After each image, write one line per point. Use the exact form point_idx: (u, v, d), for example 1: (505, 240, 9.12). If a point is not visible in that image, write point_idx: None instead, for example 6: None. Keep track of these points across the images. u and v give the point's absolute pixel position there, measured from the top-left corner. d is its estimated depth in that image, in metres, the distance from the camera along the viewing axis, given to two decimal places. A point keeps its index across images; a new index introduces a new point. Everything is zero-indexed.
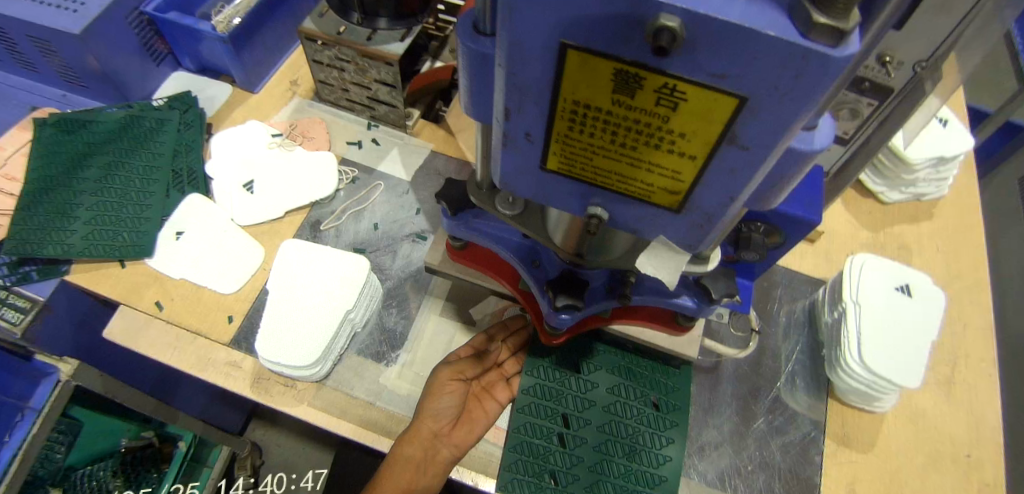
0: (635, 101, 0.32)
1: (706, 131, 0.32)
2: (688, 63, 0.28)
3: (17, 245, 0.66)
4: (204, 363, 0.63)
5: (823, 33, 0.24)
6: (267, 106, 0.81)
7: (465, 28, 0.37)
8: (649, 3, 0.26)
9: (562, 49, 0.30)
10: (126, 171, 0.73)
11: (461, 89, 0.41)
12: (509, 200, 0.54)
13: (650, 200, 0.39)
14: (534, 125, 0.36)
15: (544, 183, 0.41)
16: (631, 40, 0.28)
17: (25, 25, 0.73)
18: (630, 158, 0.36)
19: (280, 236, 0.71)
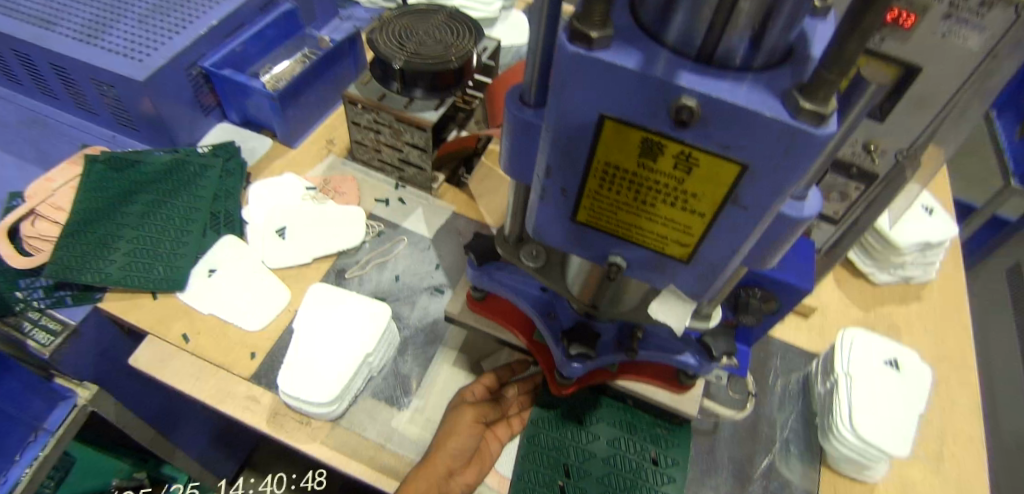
0: (656, 164, 0.37)
1: (714, 192, 0.37)
2: (700, 136, 0.34)
3: (57, 269, 0.72)
4: (224, 396, 0.67)
5: (808, 115, 0.30)
6: (303, 162, 0.88)
7: (514, 100, 0.44)
8: (673, 85, 0.32)
9: (600, 119, 0.36)
10: (167, 209, 0.79)
11: (503, 150, 0.47)
12: (533, 254, 0.58)
13: (663, 252, 0.44)
14: (569, 182, 0.42)
15: (572, 234, 0.46)
16: (657, 114, 0.34)
17: (93, 70, 0.80)
18: (648, 213, 0.41)
19: (306, 280, 0.76)
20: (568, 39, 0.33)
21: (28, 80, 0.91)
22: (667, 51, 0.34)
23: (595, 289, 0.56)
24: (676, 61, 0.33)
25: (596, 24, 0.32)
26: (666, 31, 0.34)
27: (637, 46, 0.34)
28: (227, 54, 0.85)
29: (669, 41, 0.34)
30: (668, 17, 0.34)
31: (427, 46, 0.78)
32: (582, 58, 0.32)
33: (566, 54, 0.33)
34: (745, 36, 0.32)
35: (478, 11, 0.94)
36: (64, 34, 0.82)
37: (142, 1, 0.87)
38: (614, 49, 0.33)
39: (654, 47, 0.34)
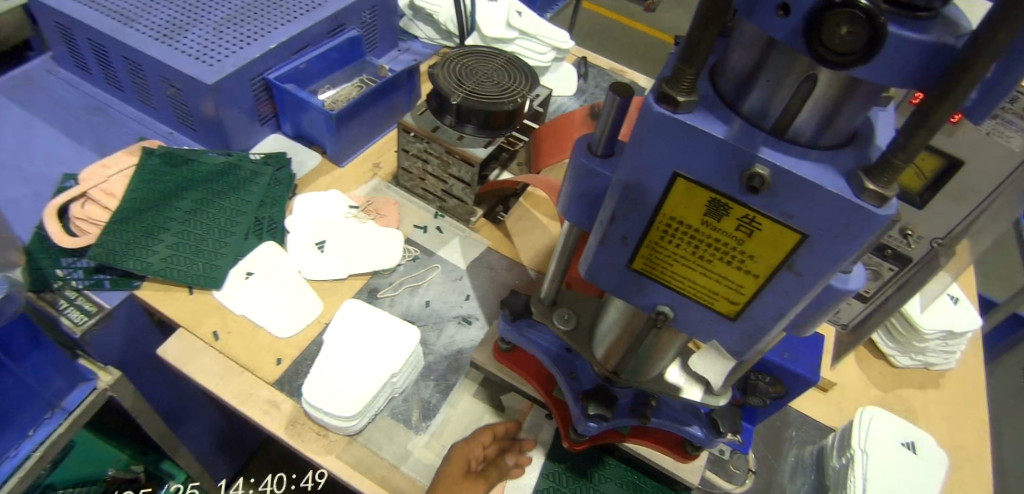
0: (719, 223, 0.39)
1: (772, 256, 0.38)
2: (767, 202, 0.35)
3: (103, 253, 0.75)
4: (246, 397, 0.69)
5: (871, 196, 0.32)
6: (349, 181, 0.91)
7: (582, 149, 0.49)
8: (750, 153, 0.34)
9: (673, 177, 0.38)
10: (214, 209, 0.82)
11: (563, 193, 0.51)
12: (564, 317, 0.63)
13: (711, 307, 0.45)
14: (631, 230, 0.43)
15: (625, 281, 0.48)
16: (729, 178, 0.36)
17: (165, 68, 0.83)
18: (703, 269, 0.43)
19: (339, 294, 0.78)
20: (656, 99, 0.35)
21: (98, 71, 0.96)
22: (741, 120, 0.36)
23: (622, 354, 0.58)
24: (748, 131, 0.35)
25: (684, 89, 0.34)
26: (741, 101, 0.36)
27: (713, 112, 0.36)
28: (291, 70, 0.88)
29: (744, 111, 0.36)
30: (745, 89, 0.36)
31: (484, 87, 0.82)
32: (667, 119, 0.35)
33: (652, 113, 0.35)
34: (815, 118, 0.34)
35: (532, 58, 0.98)
36: (141, 31, 0.86)
37: (218, 9, 0.91)
38: (697, 113, 0.36)
39: (729, 114, 0.36)
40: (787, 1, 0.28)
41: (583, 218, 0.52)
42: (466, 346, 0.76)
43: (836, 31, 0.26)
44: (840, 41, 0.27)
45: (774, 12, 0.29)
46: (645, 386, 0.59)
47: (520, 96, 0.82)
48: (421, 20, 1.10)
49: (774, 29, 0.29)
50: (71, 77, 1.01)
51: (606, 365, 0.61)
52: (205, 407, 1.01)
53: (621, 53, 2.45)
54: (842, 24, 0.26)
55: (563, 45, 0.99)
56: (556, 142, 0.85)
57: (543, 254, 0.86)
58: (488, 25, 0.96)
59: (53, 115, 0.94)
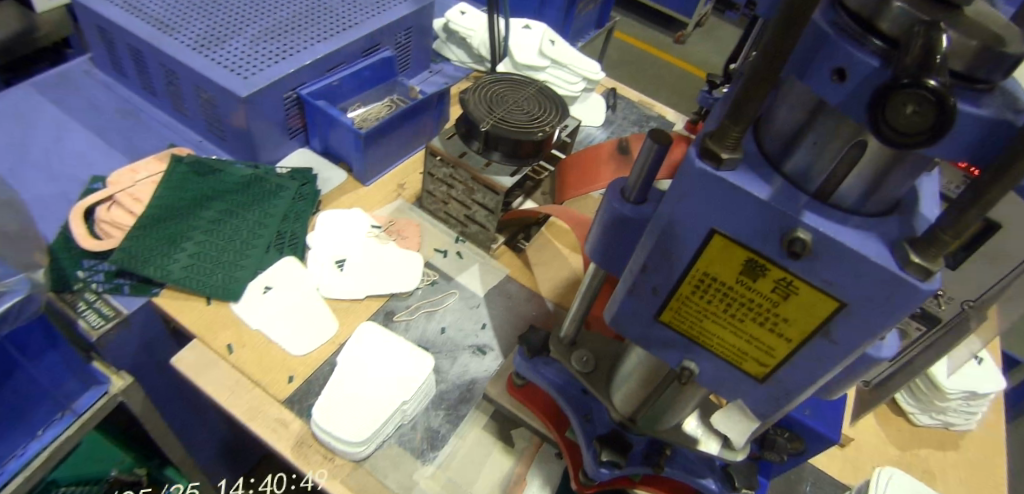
0: (754, 284, 0.37)
1: (807, 322, 0.37)
2: (805, 268, 0.34)
3: (125, 258, 0.76)
4: (255, 414, 0.68)
5: (917, 269, 0.30)
6: (372, 200, 0.91)
7: (614, 193, 0.48)
8: (792, 216, 0.33)
9: (709, 233, 0.37)
10: (238, 221, 0.83)
11: (592, 236, 0.51)
12: (582, 359, 0.63)
13: (738, 365, 0.44)
14: (662, 281, 0.42)
15: (650, 331, 0.46)
16: (768, 239, 0.34)
17: (199, 77, 0.84)
18: (733, 327, 0.41)
19: (355, 314, 0.78)
20: (698, 153, 0.34)
21: (134, 76, 0.97)
22: (782, 180, 0.35)
23: (639, 402, 0.57)
24: (790, 191, 0.34)
25: (728, 146, 0.33)
26: (786, 160, 0.35)
27: (756, 170, 0.35)
28: (324, 87, 0.89)
29: (787, 170, 0.35)
30: (789, 149, 0.35)
31: (513, 115, 0.82)
32: (708, 175, 0.34)
33: (694, 168, 0.34)
34: (861, 184, 0.33)
35: (562, 88, 0.98)
36: (180, 40, 0.88)
37: (256, 22, 0.92)
38: (740, 171, 0.34)
39: (770, 173, 0.35)
40: (843, 68, 0.27)
41: (610, 262, 0.51)
42: (479, 377, 0.75)
43: (901, 110, 0.23)
44: (908, 119, 0.23)
45: (828, 76, 0.28)
46: (661, 436, 0.58)
47: (548, 125, 0.81)
48: (454, 43, 1.11)
49: (828, 94, 0.28)
50: (108, 80, 1.03)
51: (624, 412, 0.59)
52: (212, 417, 1.01)
53: (647, 83, 2.46)
54: (908, 102, 0.22)
55: (594, 76, 0.98)
56: (584, 174, 0.82)
57: (561, 287, 0.85)
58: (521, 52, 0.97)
59: (87, 117, 0.96)
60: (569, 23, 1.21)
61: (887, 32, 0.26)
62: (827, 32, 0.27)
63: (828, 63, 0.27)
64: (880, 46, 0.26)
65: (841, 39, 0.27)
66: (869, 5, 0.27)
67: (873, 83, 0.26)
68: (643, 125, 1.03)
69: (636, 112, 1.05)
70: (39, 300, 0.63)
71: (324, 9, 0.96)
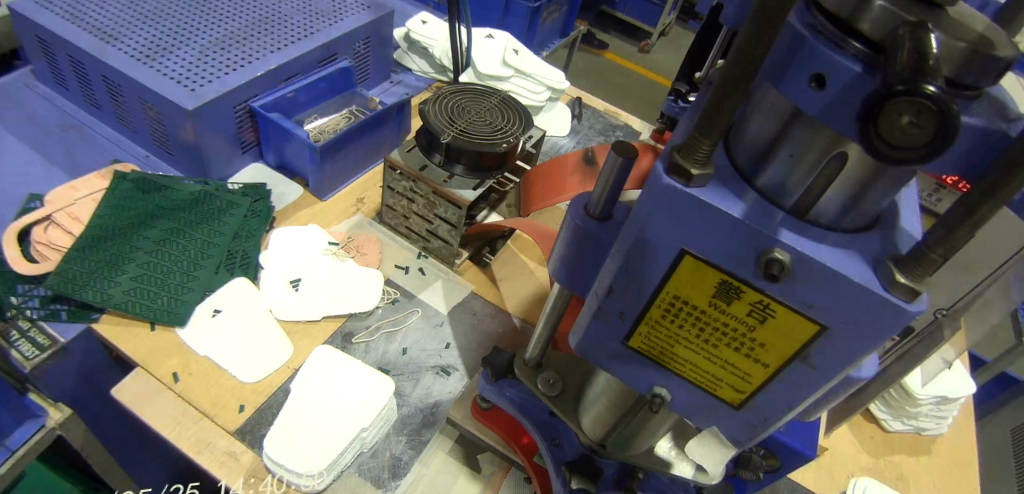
0: (729, 307, 0.35)
1: (785, 346, 0.35)
2: (785, 289, 0.32)
3: (59, 282, 0.71)
4: (202, 446, 0.64)
5: (902, 290, 0.28)
6: (330, 216, 0.88)
7: (578, 210, 0.46)
8: (768, 235, 0.31)
9: (680, 253, 0.34)
10: (186, 240, 0.78)
11: (556, 255, 0.49)
12: (549, 381, 0.60)
13: (713, 392, 0.42)
14: (629, 305, 0.40)
15: (620, 356, 0.44)
16: (743, 260, 0.32)
17: (144, 90, 0.80)
18: (707, 353, 0.39)
19: (312, 337, 0.74)
20: (665, 170, 0.32)
21: (76, 89, 0.92)
22: (755, 194, 0.33)
23: (609, 425, 0.55)
24: (764, 207, 0.32)
25: (698, 161, 0.31)
26: (758, 174, 0.33)
27: (730, 185, 0.33)
28: (279, 98, 0.85)
29: (761, 185, 0.33)
30: (762, 161, 0.33)
31: (476, 127, 0.79)
32: (677, 192, 0.31)
33: (661, 185, 0.32)
34: (839, 198, 0.31)
35: (525, 97, 0.95)
36: (122, 50, 0.83)
37: (207, 32, 0.88)
38: (711, 188, 0.32)
39: (742, 187, 0.33)
40: (822, 74, 0.25)
41: (576, 280, 0.50)
42: (444, 399, 0.72)
43: (895, 121, 0.20)
44: (903, 132, 0.20)
45: (806, 83, 0.26)
46: (632, 460, 0.56)
47: (512, 137, 0.79)
48: (416, 53, 1.09)
49: (806, 102, 0.26)
50: (48, 92, 0.97)
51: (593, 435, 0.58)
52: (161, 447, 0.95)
53: (612, 92, 2.47)
54: (903, 111, 0.19)
55: (558, 85, 0.96)
56: (549, 186, 0.78)
57: (529, 302, 0.82)
58: (484, 62, 0.94)
59: (24, 131, 0.90)
60: (532, 33, 1.19)
61: (868, 34, 0.25)
62: (804, 35, 0.25)
63: (807, 68, 0.26)
64: (860, 50, 0.25)
65: (820, 42, 0.25)
66: (846, 6, 0.25)
67: (855, 90, 0.24)
68: (609, 135, 1.01)
69: (601, 121, 1.03)
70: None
71: (279, 19, 0.93)
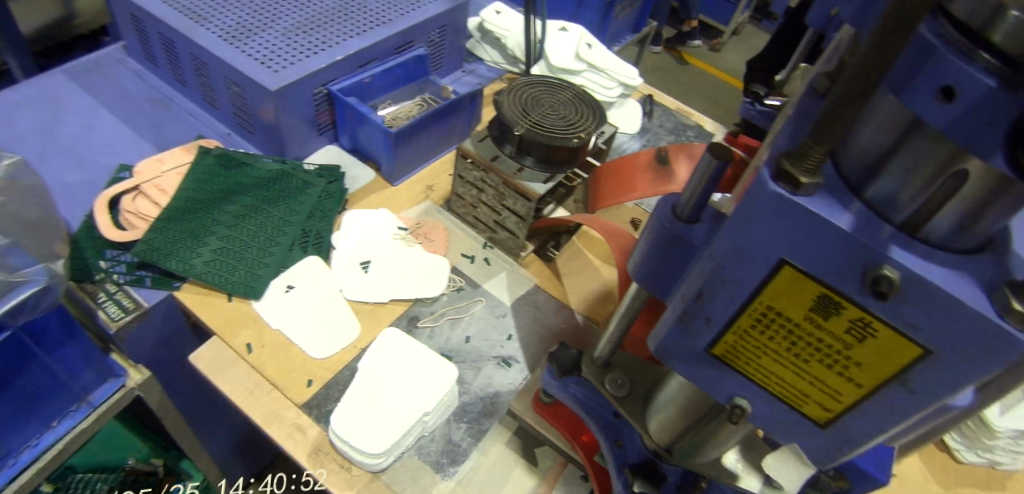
0: (826, 322, 0.32)
1: (881, 367, 0.31)
2: (891, 308, 0.29)
3: (146, 251, 0.75)
4: (271, 418, 0.67)
5: (1020, 318, 0.25)
6: (400, 201, 0.89)
7: (664, 212, 0.46)
8: (876, 250, 0.28)
9: (779, 262, 0.31)
10: (263, 217, 0.81)
11: (638, 252, 0.49)
12: (616, 381, 0.60)
13: (797, 408, 0.38)
14: (718, 312, 0.37)
15: (702, 363, 0.42)
16: (846, 275, 0.29)
17: (229, 69, 0.83)
18: (796, 368, 0.36)
19: (378, 319, 0.76)
20: (771, 176, 0.30)
21: (166, 66, 0.96)
22: (862, 205, 0.30)
23: (677, 430, 0.54)
24: (871, 219, 0.29)
25: (808, 168, 0.28)
26: (866, 185, 0.30)
27: (835, 194, 0.30)
28: (355, 83, 0.87)
29: (869, 198, 0.30)
30: (873, 171, 0.30)
31: (549, 120, 0.79)
32: (783, 200, 0.29)
33: (766, 191, 0.29)
34: (954, 217, 0.27)
35: (599, 93, 0.94)
36: (210, 31, 0.86)
37: (289, 15, 0.91)
38: (817, 197, 0.29)
39: (847, 197, 0.30)
40: (951, 86, 0.21)
41: (659, 281, 0.49)
42: (504, 390, 0.73)
43: None
44: None
45: (932, 96, 0.22)
46: (698, 470, 0.55)
47: (585, 132, 0.78)
48: (488, 43, 1.08)
49: (931, 116, 0.22)
50: (140, 69, 1.02)
51: (658, 440, 0.57)
52: (228, 411, 1.01)
53: (680, 90, 2.42)
54: None
55: (631, 81, 0.94)
56: (617, 185, 0.76)
57: (592, 300, 0.82)
58: (556, 55, 0.93)
59: (118, 105, 0.96)
60: (605, 26, 1.18)
61: (1004, 48, 0.21)
62: (934, 43, 0.22)
63: (933, 80, 0.22)
64: (994, 62, 0.20)
65: (950, 51, 0.21)
66: (979, 13, 0.21)
67: (987, 108, 0.20)
68: (680, 135, 0.99)
69: (672, 120, 1.01)
70: (57, 290, 0.63)
71: (358, 5, 0.94)
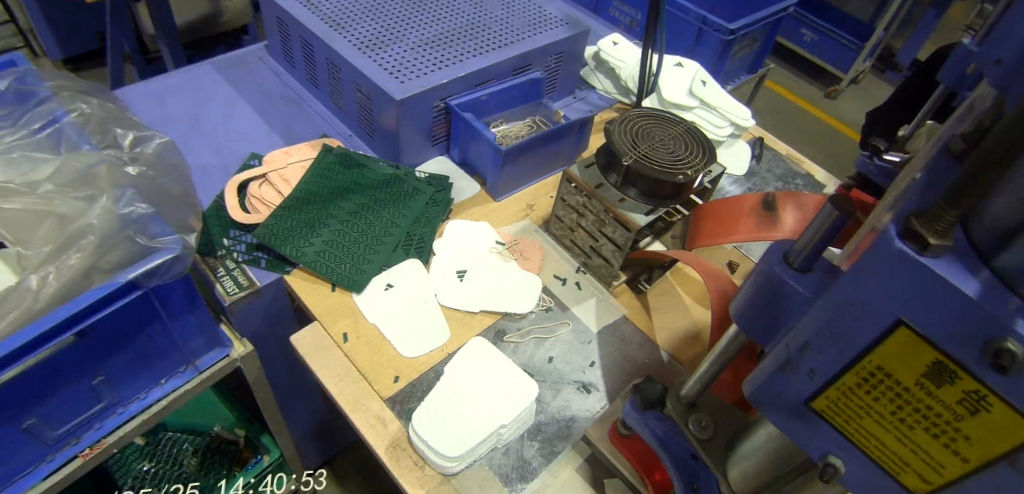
0: (937, 390, 0.30)
1: (990, 444, 0.29)
2: (1012, 384, 0.27)
3: (266, 235, 0.81)
4: (358, 406, 0.70)
5: None
6: (501, 216, 0.93)
7: (777, 256, 0.44)
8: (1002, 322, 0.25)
9: (895, 322, 0.30)
10: (374, 216, 0.86)
11: (742, 296, 0.48)
12: (701, 423, 0.58)
13: (895, 475, 0.36)
14: (823, 365, 0.35)
15: (799, 416, 0.39)
16: (965, 343, 0.28)
17: (360, 75, 0.89)
18: (899, 433, 0.34)
19: (467, 326, 0.79)
20: (898, 233, 0.28)
21: (302, 67, 1.05)
22: (989, 274, 0.27)
23: (760, 483, 0.52)
24: (997, 290, 0.27)
25: (939, 231, 0.27)
26: (996, 253, 0.28)
27: (963, 261, 0.28)
28: (473, 99, 0.91)
29: (997, 268, 0.28)
30: (1006, 240, 0.28)
31: (658, 153, 0.79)
32: (907, 258, 0.28)
33: (889, 249, 0.28)
34: None
35: (709, 131, 0.94)
36: (347, 39, 0.93)
37: (419, 31, 0.97)
38: (944, 260, 0.28)
39: (975, 263, 0.28)
40: None
41: (762, 330, 0.48)
42: (581, 415, 0.73)
43: None
44: None
45: None
46: None
47: (692, 169, 0.77)
48: (602, 72, 1.11)
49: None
50: (278, 68, 1.12)
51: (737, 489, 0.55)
52: (312, 396, 1.06)
53: (786, 135, 2.34)
54: None
55: (744, 123, 0.93)
56: (718, 227, 0.75)
57: (680, 339, 0.80)
58: (670, 89, 0.94)
59: (255, 99, 1.05)
60: (721, 66, 1.17)
61: None
62: None
63: None
64: None
65: None
66: None
67: None
68: (789, 182, 0.96)
69: (782, 166, 0.98)
70: (187, 260, 0.70)
71: (482, 26, 0.99)
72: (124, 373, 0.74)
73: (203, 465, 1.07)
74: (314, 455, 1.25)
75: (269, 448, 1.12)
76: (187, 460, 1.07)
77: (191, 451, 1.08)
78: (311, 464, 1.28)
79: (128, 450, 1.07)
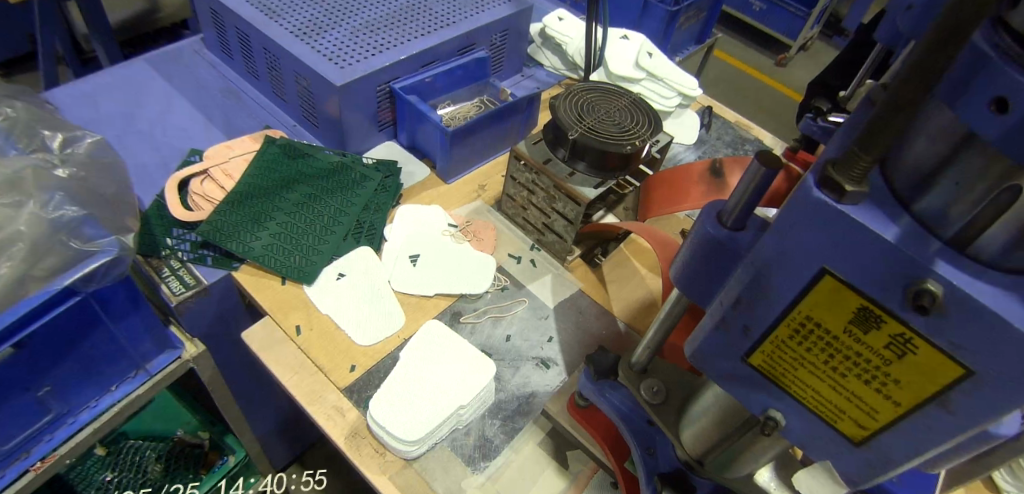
0: (864, 336, 0.30)
1: (919, 387, 0.30)
2: (934, 325, 0.27)
3: (209, 231, 0.79)
4: (314, 398, 0.69)
5: None
6: (453, 199, 0.92)
7: (711, 216, 0.45)
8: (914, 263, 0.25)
9: (820, 272, 0.30)
10: (321, 205, 0.84)
11: (680, 258, 0.48)
12: (653, 389, 0.58)
13: (834, 424, 0.36)
14: (756, 320, 0.36)
15: (739, 374, 0.40)
16: (888, 286, 0.28)
17: (299, 63, 0.87)
18: (833, 382, 0.34)
19: (423, 311, 0.78)
20: (816, 183, 0.28)
21: (240, 58, 1.02)
22: (910, 220, 0.28)
23: (713, 442, 0.52)
24: (918, 235, 0.27)
25: (854, 177, 0.27)
26: (915, 198, 0.28)
27: (882, 206, 0.28)
28: (417, 82, 0.90)
29: (917, 212, 0.28)
30: (924, 184, 0.28)
31: (604, 126, 0.78)
32: (827, 208, 0.28)
33: (808, 199, 0.28)
34: (1009, 234, 0.25)
35: (657, 101, 0.94)
36: (283, 27, 0.90)
37: (359, 14, 0.94)
38: (863, 207, 0.28)
39: (894, 209, 0.28)
40: (1004, 97, 0.21)
41: (701, 291, 0.48)
42: (541, 390, 0.73)
43: None
44: None
45: (986, 107, 0.22)
46: (731, 484, 0.53)
47: (639, 139, 0.77)
48: (549, 48, 1.11)
49: (979, 129, 0.23)
50: (215, 60, 1.09)
51: (692, 452, 0.55)
52: (272, 390, 1.05)
53: (741, 104, 2.37)
54: None
55: (690, 91, 0.94)
56: (670, 193, 0.74)
57: (636, 309, 0.81)
58: (616, 62, 0.94)
59: (193, 93, 1.02)
60: (668, 36, 1.18)
61: None
62: (988, 54, 0.22)
63: (988, 90, 0.22)
64: None
65: (1006, 61, 0.21)
66: None
67: None
68: (737, 148, 0.97)
69: (731, 133, 0.99)
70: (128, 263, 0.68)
71: (424, 6, 0.97)
72: (68, 383, 0.71)
73: (167, 472, 1.04)
74: (283, 449, 1.24)
75: (234, 450, 1.10)
76: (150, 466, 1.04)
77: (153, 459, 1.05)
78: (280, 460, 1.26)
79: (90, 460, 1.04)
